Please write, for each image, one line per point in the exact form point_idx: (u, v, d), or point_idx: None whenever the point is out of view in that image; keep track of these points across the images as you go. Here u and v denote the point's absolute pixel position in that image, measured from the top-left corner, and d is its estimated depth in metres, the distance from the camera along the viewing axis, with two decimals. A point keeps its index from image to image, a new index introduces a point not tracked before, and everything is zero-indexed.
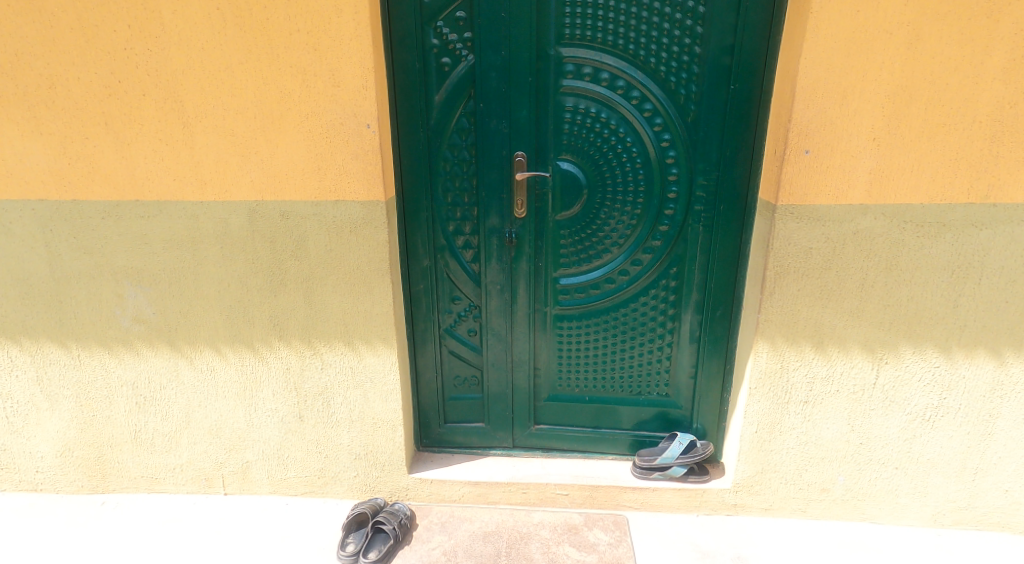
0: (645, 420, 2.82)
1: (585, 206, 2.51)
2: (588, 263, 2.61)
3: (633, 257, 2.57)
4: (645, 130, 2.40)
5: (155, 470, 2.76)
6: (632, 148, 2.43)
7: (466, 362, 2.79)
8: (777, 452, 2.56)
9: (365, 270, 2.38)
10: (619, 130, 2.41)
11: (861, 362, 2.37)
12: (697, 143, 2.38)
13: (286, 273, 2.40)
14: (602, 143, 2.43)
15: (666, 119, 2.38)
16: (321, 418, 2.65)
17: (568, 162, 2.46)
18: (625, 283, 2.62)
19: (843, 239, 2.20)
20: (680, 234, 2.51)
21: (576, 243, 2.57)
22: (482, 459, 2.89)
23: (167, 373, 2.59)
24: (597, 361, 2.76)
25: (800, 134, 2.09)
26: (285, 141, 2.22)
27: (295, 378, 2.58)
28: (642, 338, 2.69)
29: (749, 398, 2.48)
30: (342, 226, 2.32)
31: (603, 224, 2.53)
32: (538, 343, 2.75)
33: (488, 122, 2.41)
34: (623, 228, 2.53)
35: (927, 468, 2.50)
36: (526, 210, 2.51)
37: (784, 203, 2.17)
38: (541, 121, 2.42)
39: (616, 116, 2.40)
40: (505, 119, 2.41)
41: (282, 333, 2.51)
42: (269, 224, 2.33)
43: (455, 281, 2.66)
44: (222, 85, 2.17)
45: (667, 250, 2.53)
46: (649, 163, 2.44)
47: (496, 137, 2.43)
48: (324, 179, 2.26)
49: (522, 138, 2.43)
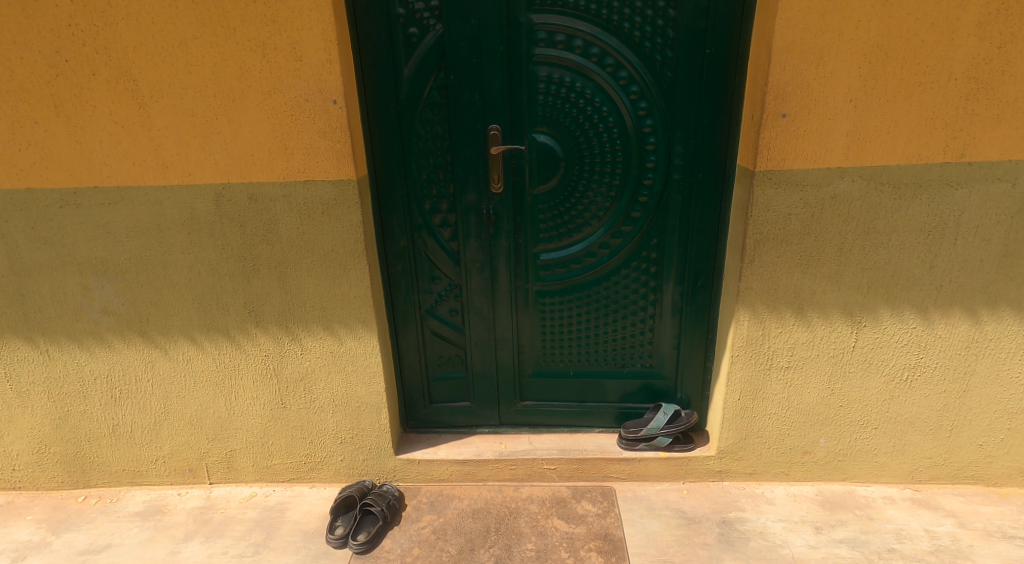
0: (630, 392, 2.86)
1: (563, 179, 2.48)
2: (568, 238, 2.59)
3: (613, 230, 2.55)
4: (622, 99, 2.35)
5: (137, 463, 2.72)
6: (609, 119, 2.38)
7: (449, 342, 2.81)
8: (759, 417, 2.60)
9: (340, 253, 2.33)
10: (594, 100, 2.36)
11: (840, 325, 2.38)
12: (675, 111, 2.34)
13: (258, 258, 2.34)
14: (578, 113, 2.38)
15: (641, 87, 2.33)
16: (303, 404, 2.64)
17: (545, 135, 2.42)
18: (606, 257, 2.61)
19: (821, 204, 2.18)
20: (660, 204, 2.48)
21: (554, 217, 2.55)
22: (470, 437, 2.92)
23: (141, 365, 2.53)
24: (579, 335, 2.78)
25: (778, 97, 2.06)
26: (247, 120, 2.13)
27: (275, 365, 2.55)
28: (624, 311, 2.70)
29: (731, 365, 2.50)
30: (313, 207, 2.25)
31: (581, 197, 2.50)
32: (520, 319, 2.76)
33: (460, 95, 2.35)
34: (601, 200, 2.50)
35: (905, 427, 2.55)
36: (502, 184, 2.47)
37: (762, 169, 2.14)
38: (514, 93, 2.36)
39: (590, 86, 2.35)
40: (477, 91, 2.34)
41: (258, 320, 2.46)
42: (237, 208, 2.26)
43: (434, 260, 2.63)
44: (177, 63, 2.07)
45: (646, 222, 2.51)
46: (626, 133, 2.40)
47: (469, 111, 2.37)
48: (291, 160, 2.18)
49: (495, 110, 2.37)
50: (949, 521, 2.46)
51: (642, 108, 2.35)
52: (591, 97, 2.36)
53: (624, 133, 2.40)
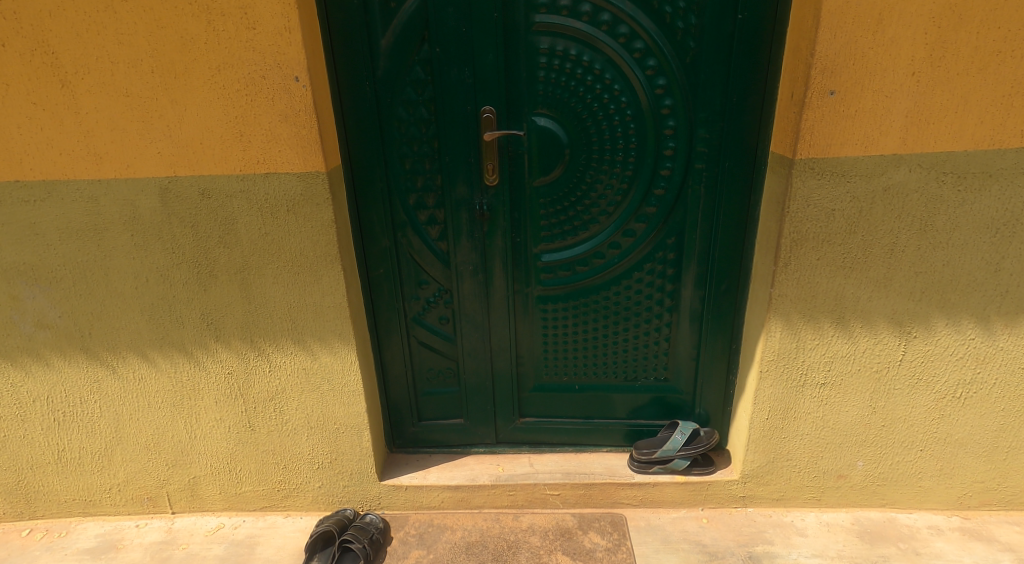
0: (642, 407, 2.57)
1: (567, 169, 2.15)
2: (573, 237, 2.27)
3: (624, 227, 2.24)
4: (636, 76, 2.03)
5: (88, 492, 2.42)
6: (620, 99, 2.06)
7: (439, 353, 2.50)
8: (790, 438, 2.30)
9: (310, 256, 2.02)
10: (604, 77, 2.04)
11: (887, 337, 2.07)
12: (698, 88, 2.01)
13: (215, 263, 2.02)
14: (585, 93, 2.05)
15: (659, 61, 2.00)
16: (274, 426, 2.34)
17: (546, 118, 2.09)
18: (616, 258, 2.29)
19: (872, 197, 1.86)
20: (679, 198, 2.16)
21: (557, 213, 2.23)
22: (464, 459, 2.63)
23: (86, 384, 2.21)
24: (586, 345, 2.47)
25: (826, 70, 1.73)
26: (193, 101, 1.80)
27: (240, 384, 2.24)
28: (637, 319, 2.40)
29: (760, 382, 2.20)
30: (276, 204, 1.93)
31: (589, 189, 2.18)
32: (519, 327, 2.45)
33: (447, 70, 2.01)
34: (611, 193, 2.18)
35: (956, 449, 2.25)
36: (498, 176, 2.15)
37: (804, 156, 1.82)
38: (511, 69, 2.03)
39: (598, 60, 2.02)
40: (468, 66, 2.01)
41: (219, 333, 2.14)
42: (186, 205, 1.93)
43: (421, 262, 2.32)
44: (106, 32, 1.74)
45: (663, 218, 2.20)
46: (641, 115, 2.07)
47: (459, 90, 2.04)
48: (248, 148, 1.85)
49: (489, 89, 2.04)
50: (1007, 556, 2.16)
51: (660, 86, 2.03)
52: (601, 74, 2.03)
53: (637, 115, 2.07)
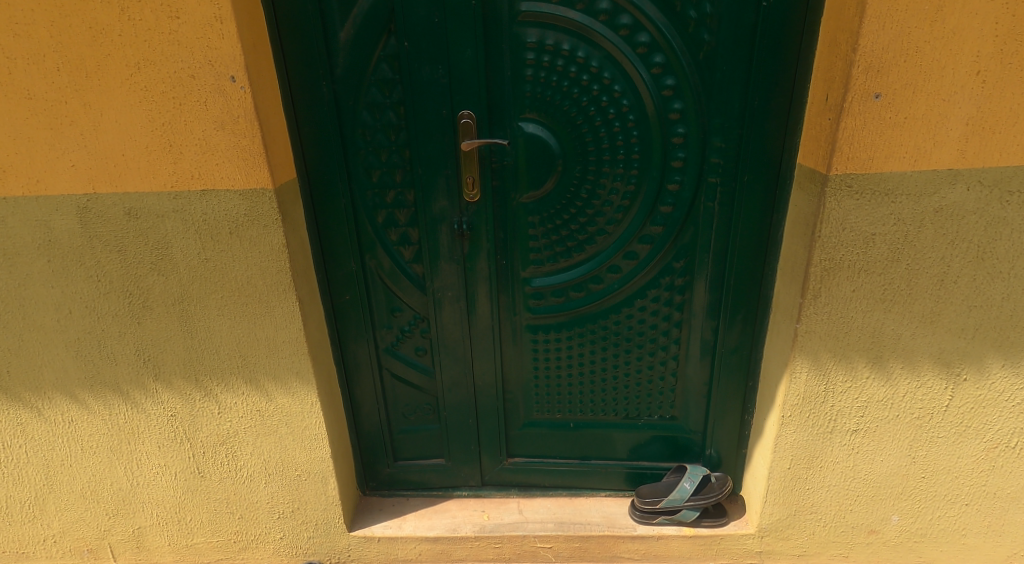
0: (645, 448, 2.28)
1: (560, 183, 1.86)
2: (567, 259, 1.98)
3: (626, 249, 1.94)
4: (639, 74, 1.73)
5: (21, 545, 2.14)
6: (621, 102, 1.76)
7: (416, 387, 2.22)
8: (815, 490, 2.01)
9: (259, 285, 1.73)
10: (602, 76, 1.74)
11: (932, 379, 1.78)
12: (712, 89, 1.71)
13: (149, 293, 1.73)
14: (581, 95, 1.76)
15: (666, 57, 1.70)
16: (227, 473, 2.05)
17: (535, 124, 1.79)
18: (617, 283, 2.00)
19: (921, 220, 1.57)
20: (689, 216, 1.87)
21: (549, 233, 1.94)
22: (445, 504, 2.34)
23: (10, 427, 1.94)
24: (582, 379, 2.19)
25: (871, 69, 1.44)
26: (111, 105, 1.51)
27: (186, 427, 1.96)
28: (640, 351, 2.11)
29: (781, 428, 1.91)
30: (216, 226, 1.65)
31: (585, 206, 1.89)
32: (507, 360, 2.17)
33: (418, 68, 1.72)
34: (611, 210, 1.89)
35: (1007, 504, 1.95)
36: (479, 190, 1.86)
37: (840, 172, 1.53)
38: (493, 66, 1.73)
39: (595, 55, 1.72)
40: (442, 63, 1.72)
41: (158, 371, 1.86)
42: (111, 227, 1.64)
43: (393, 287, 2.03)
44: (4, 24, 1.46)
45: (670, 239, 1.90)
46: (645, 120, 1.77)
47: (432, 92, 1.75)
48: (179, 161, 1.57)
49: (467, 90, 1.75)
50: None
51: (668, 86, 1.73)
52: (599, 72, 1.74)
53: (640, 120, 1.78)
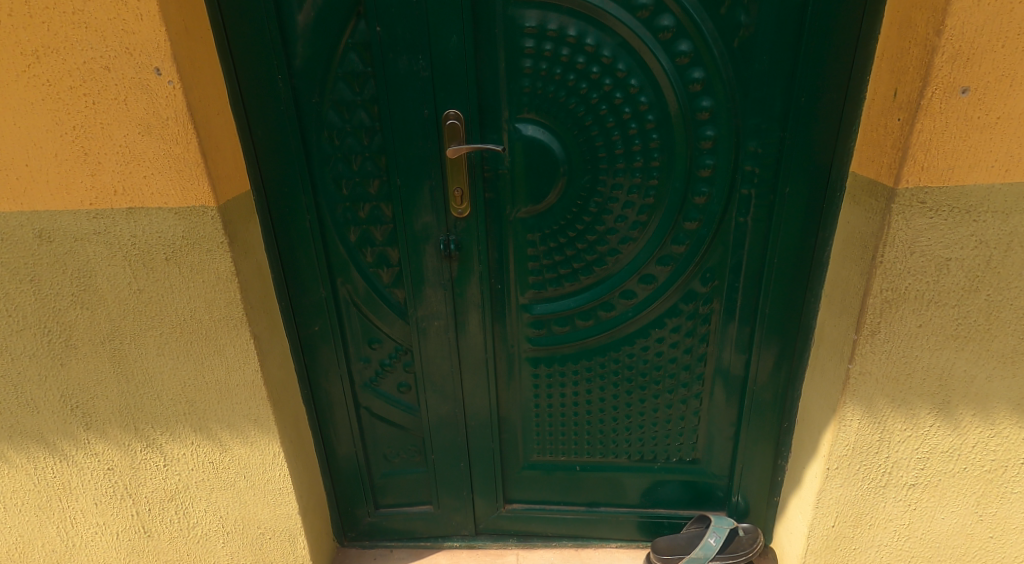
0: (662, 494, 2.00)
1: (564, 195, 1.57)
2: (573, 282, 1.70)
3: (642, 272, 1.66)
4: (662, 67, 1.41)
5: None
6: (638, 100, 1.45)
7: (399, 427, 1.93)
8: (863, 552, 1.71)
9: (204, 320, 1.45)
10: (616, 68, 1.43)
11: (1009, 429, 1.49)
12: (750, 83, 1.40)
13: (73, 330, 1.45)
14: (590, 91, 1.45)
15: (695, 45, 1.39)
16: (177, 532, 1.76)
17: (535, 125, 1.50)
18: (630, 310, 1.72)
19: (1008, 242, 1.28)
20: (718, 234, 1.58)
21: (552, 253, 1.66)
22: (434, 556, 2.06)
23: None
24: (590, 416, 1.91)
25: (958, 57, 1.15)
26: (11, 105, 1.23)
27: (127, 482, 1.67)
28: (657, 386, 1.83)
29: (824, 481, 1.62)
30: (147, 251, 1.36)
31: (594, 222, 1.60)
32: (503, 396, 1.88)
33: (392, 59, 1.43)
34: (625, 227, 1.60)
35: None
36: (468, 205, 1.58)
37: (911, 183, 1.24)
38: (483, 57, 1.44)
39: (608, 43, 1.41)
40: (422, 52, 1.42)
41: (90, 419, 1.57)
42: (20, 252, 1.35)
43: (370, 315, 1.75)
44: None
45: (694, 260, 1.62)
46: (668, 121, 1.47)
47: (410, 88, 1.45)
48: (98, 173, 1.28)
49: (453, 86, 1.45)
50: None
51: (696, 81, 1.41)
52: (612, 64, 1.43)
53: (662, 122, 1.47)
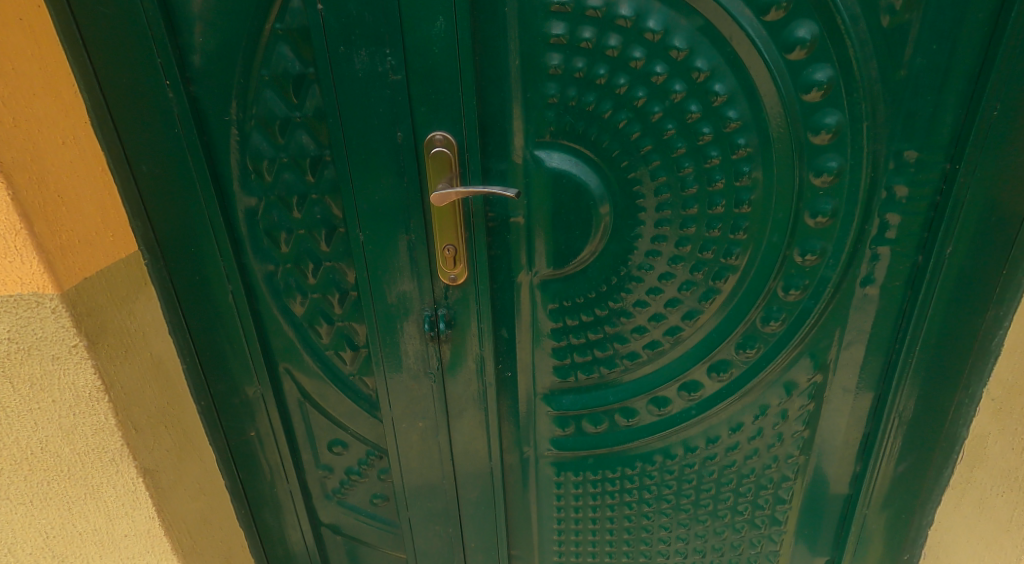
0: None
1: (605, 252, 1.08)
2: (613, 368, 1.21)
3: (713, 357, 1.17)
4: (765, 64, 0.90)
5: None
6: (726, 116, 0.94)
7: (374, 549, 1.44)
8: None
9: (63, 455, 0.96)
10: (691, 67, 0.92)
11: None
12: (903, 91, 0.90)
13: None
14: (649, 103, 0.95)
15: (823, 29, 0.87)
16: None
17: (563, 154, 1.00)
18: (693, 406, 1.23)
19: None
20: (830, 309, 1.08)
21: (585, 329, 1.17)
22: None
23: None
24: (630, 536, 1.41)
25: None
26: None
27: None
28: (725, 503, 1.33)
29: None
30: None
31: (647, 289, 1.11)
32: (514, 510, 1.39)
33: (345, 55, 0.91)
34: (692, 297, 1.11)
35: None
36: (463, 267, 1.08)
37: None
38: (485, 50, 0.93)
39: (681, 28, 0.90)
40: (389, 44, 0.90)
41: None
42: None
43: (330, 411, 1.26)
44: None
45: (791, 343, 1.12)
46: (768, 147, 0.96)
47: (374, 99, 0.94)
48: None
49: (438, 96, 0.94)
50: None
51: (821, 85, 0.90)
52: (686, 60, 0.92)
53: (759, 150, 0.97)
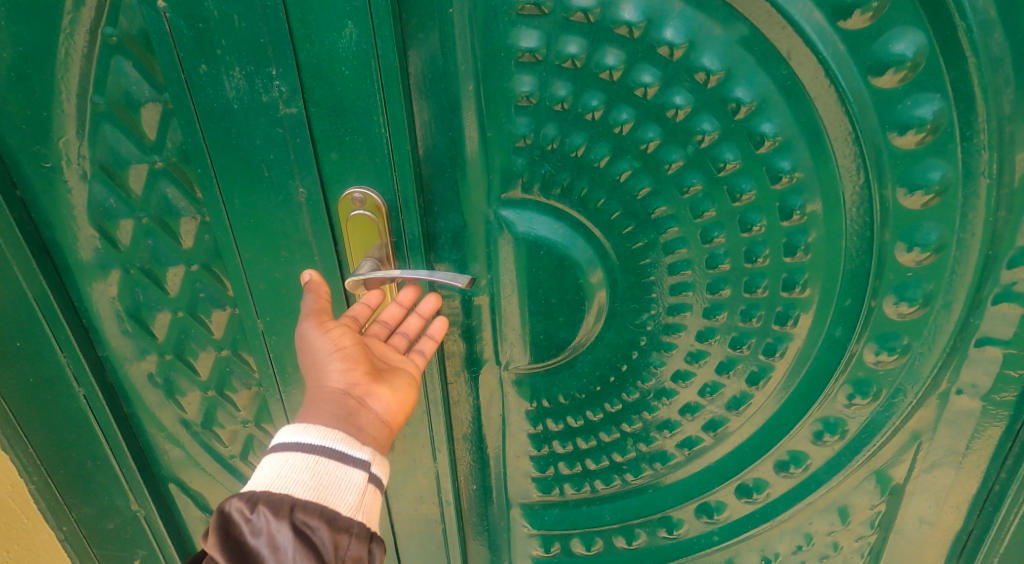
0: None
1: (600, 343, 0.79)
2: (610, 483, 0.91)
3: (744, 475, 0.87)
4: (838, 92, 0.60)
5: None
6: (776, 168, 0.64)
7: None
8: None
9: None
10: (727, 97, 0.62)
11: None
12: None
13: None
14: (663, 149, 0.66)
15: (933, 40, 0.56)
16: None
17: (540, 214, 0.71)
18: (717, 532, 0.93)
19: None
20: (910, 425, 0.78)
21: (573, 435, 0.88)
22: None
23: None
24: None
25: None
26: None
27: None
28: None
29: None
30: None
31: (657, 390, 0.82)
32: None
33: (209, 76, 0.61)
34: (718, 402, 0.81)
35: None
36: None
37: None
38: (421, 68, 0.63)
39: (715, 39, 0.60)
40: (273, 61, 0.60)
41: None
42: None
43: None
44: None
45: (851, 464, 0.83)
46: (837, 210, 0.66)
47: (258, 140, 0.64)
48: None
49: (354, 135, 0.64)
50: None
51: (922, 125, 0.59)
52: (719, 87, 0.61)
53: (822, 216, 0.67)
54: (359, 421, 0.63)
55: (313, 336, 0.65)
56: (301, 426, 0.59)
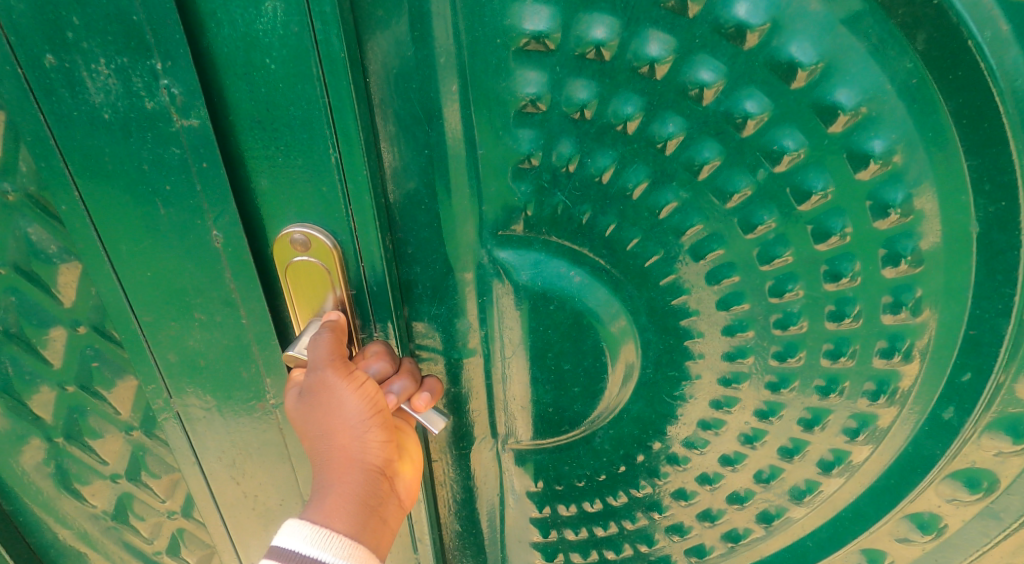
0: None
1: (626, 417, 0.61)
2: None
3: None
4: (988, 94, 0.41)
5: None
6: (883, 201, 0.46)
7: None
8: None
9: None
10: (823, 101, 0.43)
11: None
12: None
13: None
14: (725, 172, 0.47)
15: None
16: None
17: (548, 258, 0.52)
18: None
19: None
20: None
21: (588, 521, 0.70)
22: None
23: None
24: None
25: None
26: None
27: None
28: None
29: None
30: None
31: (697, 474, 0.64)
32: None
33: (63, 71, 0.43)
34: (776, 491, 0.63)
35: None
36: None
37: None
38: (382, 63, 0.44)
39: (811, 17, 0.40)
40: (157, 50, 0.42)
41: None
42: None
43: None
44: None
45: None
46: (964, 257, 0.47)
47: (146, 163, 0.46)
48: None
49: (292, 153, 0.46)
50: None
51: None
52: (812, 88, 0.43)
53: (940, 265, 0.48)
54: (385, 513, 0.48)
55: (340, 396, 0.46)
56: (324, 534, 0.44)
